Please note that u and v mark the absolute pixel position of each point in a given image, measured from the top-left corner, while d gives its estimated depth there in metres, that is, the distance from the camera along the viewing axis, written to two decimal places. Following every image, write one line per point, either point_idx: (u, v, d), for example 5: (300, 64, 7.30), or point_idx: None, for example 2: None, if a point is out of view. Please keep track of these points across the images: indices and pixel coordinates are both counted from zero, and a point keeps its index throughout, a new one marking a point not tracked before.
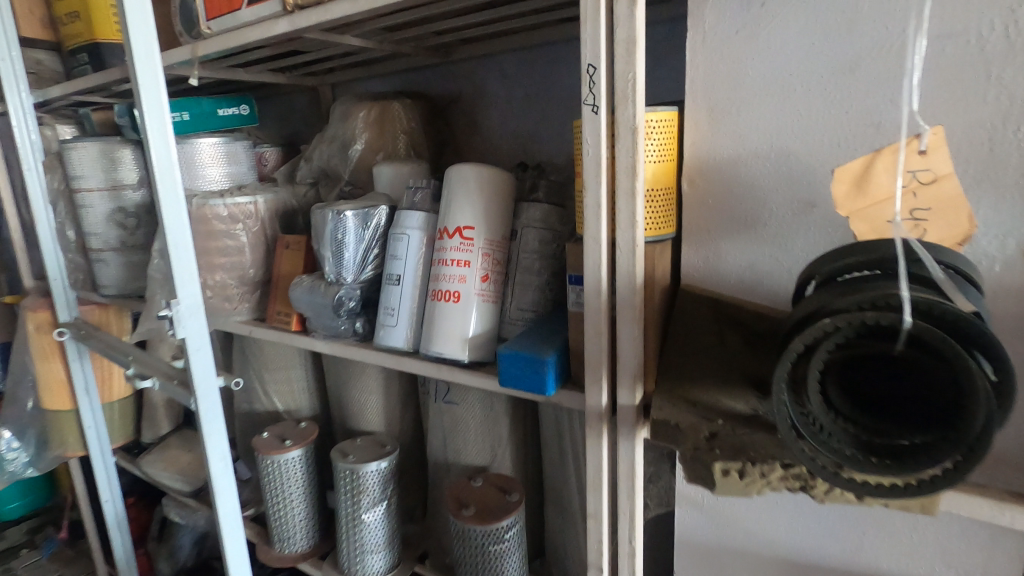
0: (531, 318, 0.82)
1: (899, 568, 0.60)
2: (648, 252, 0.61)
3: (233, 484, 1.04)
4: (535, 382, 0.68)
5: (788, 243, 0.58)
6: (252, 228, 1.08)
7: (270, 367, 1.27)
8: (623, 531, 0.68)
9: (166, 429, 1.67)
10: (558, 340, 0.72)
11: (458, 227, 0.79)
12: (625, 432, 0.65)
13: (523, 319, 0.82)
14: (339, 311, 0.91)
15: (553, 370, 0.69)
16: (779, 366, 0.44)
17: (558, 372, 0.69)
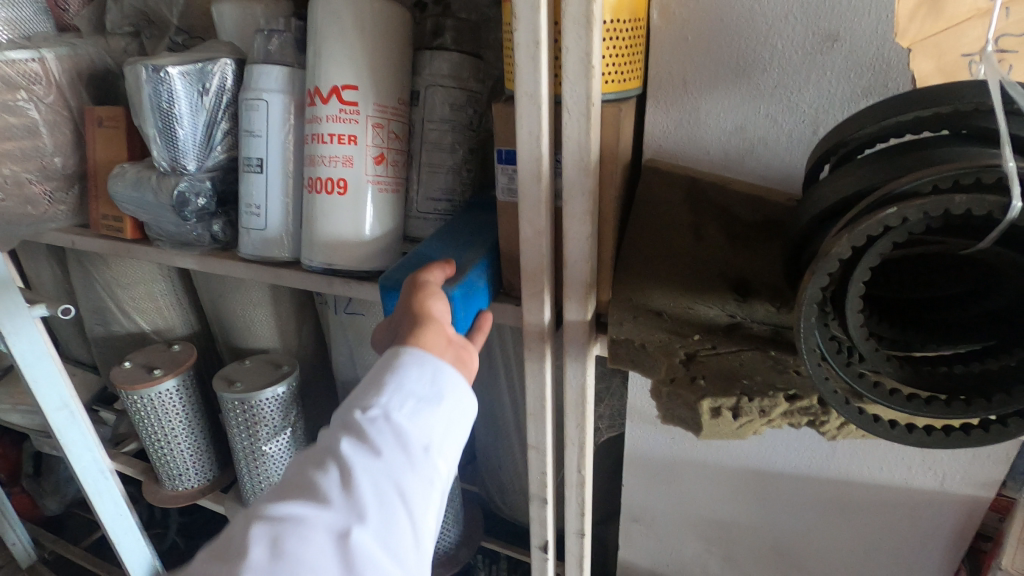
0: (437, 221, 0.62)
1: (873, 476, 0.54)
2: (605, 115, 0.44)
3: (84, 433, 0.85)
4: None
5: (791, 98, 0.43)
6: (43, 96, 0.77)
7: (122, 281, 1.02)
8: (570, 461, 0.57)
9: (10, 359, 1.40)
10: (471, 252, 0.53)
11: (334, 87, 0.56)
12: (571, 352, 0.51)
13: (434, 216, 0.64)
14: (184, 213, 0.67)
15: (468, 302, 0.48)
16: (812, 283, 0.30)
17: (473, 304, 0.50)
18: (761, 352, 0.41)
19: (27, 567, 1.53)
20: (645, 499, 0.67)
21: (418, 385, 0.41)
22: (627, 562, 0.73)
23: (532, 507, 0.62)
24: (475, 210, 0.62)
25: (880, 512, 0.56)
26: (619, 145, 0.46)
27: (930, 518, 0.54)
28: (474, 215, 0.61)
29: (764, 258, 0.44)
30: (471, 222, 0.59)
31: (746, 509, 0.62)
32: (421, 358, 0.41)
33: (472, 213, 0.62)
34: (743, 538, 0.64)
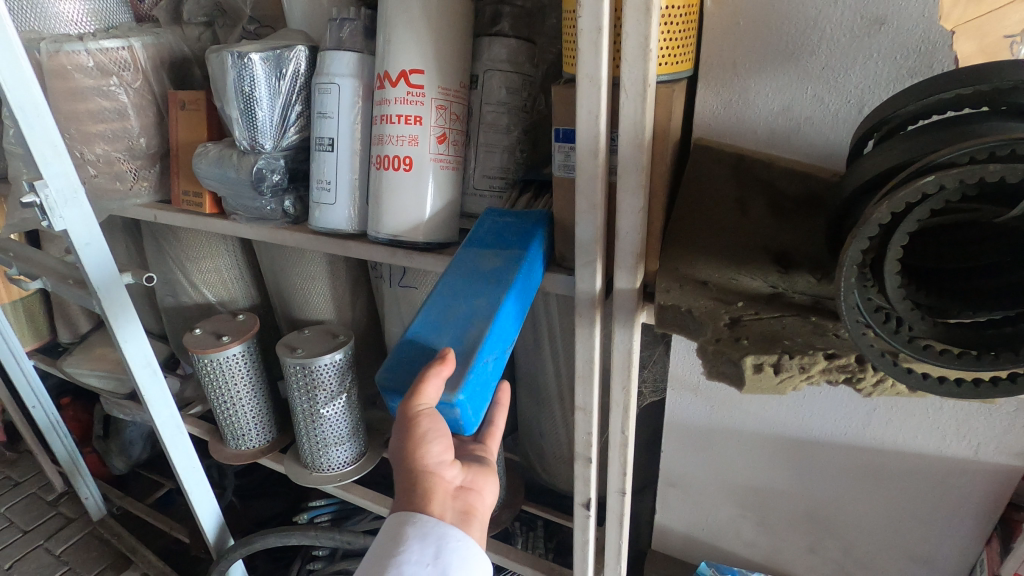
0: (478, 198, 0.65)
1: (908, 444, 0.56)
2: (659, 97, 0.47)
3: (165, 395, 0.93)
4: (449, 421, 0.47)
5: (837, 80, 0.45)
6: (131, 82, 0.84)
7: (192, 255, 1.10)
8: (614, 422, 0.62)
9: (86, 328, 1.51)
10: (476, 322, 0.48)
11: (402, 72, 0.61)
12: (619, 319, 0.55)
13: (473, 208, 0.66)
14: (261, 188, 0.73)
15: (478, 397, 0.47)
16: (853, 245, 0.33)
17: (484, 388, 0.48)
18: (802, 318, 0.44)
19: (98, 520, 1.66)
20: (683, 465, 0.71)
21: (421, 564, 0.48)
22: (664, 526, 0.77)
23: (576, 466, 0.66)
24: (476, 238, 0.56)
25: (915, 480, 0.58)
26: (671, 124, 0.49)
27: (963, 486, 0.56)
28: (473, 256, 0.54)
29: (807, 231, 0.47)
30: (470, 273, 0.52)
31: (782, 474, 0.65)
32: (424, 530, 0.49)
33: (471, 251, 0.54)
34: (778, 505, 0.67)
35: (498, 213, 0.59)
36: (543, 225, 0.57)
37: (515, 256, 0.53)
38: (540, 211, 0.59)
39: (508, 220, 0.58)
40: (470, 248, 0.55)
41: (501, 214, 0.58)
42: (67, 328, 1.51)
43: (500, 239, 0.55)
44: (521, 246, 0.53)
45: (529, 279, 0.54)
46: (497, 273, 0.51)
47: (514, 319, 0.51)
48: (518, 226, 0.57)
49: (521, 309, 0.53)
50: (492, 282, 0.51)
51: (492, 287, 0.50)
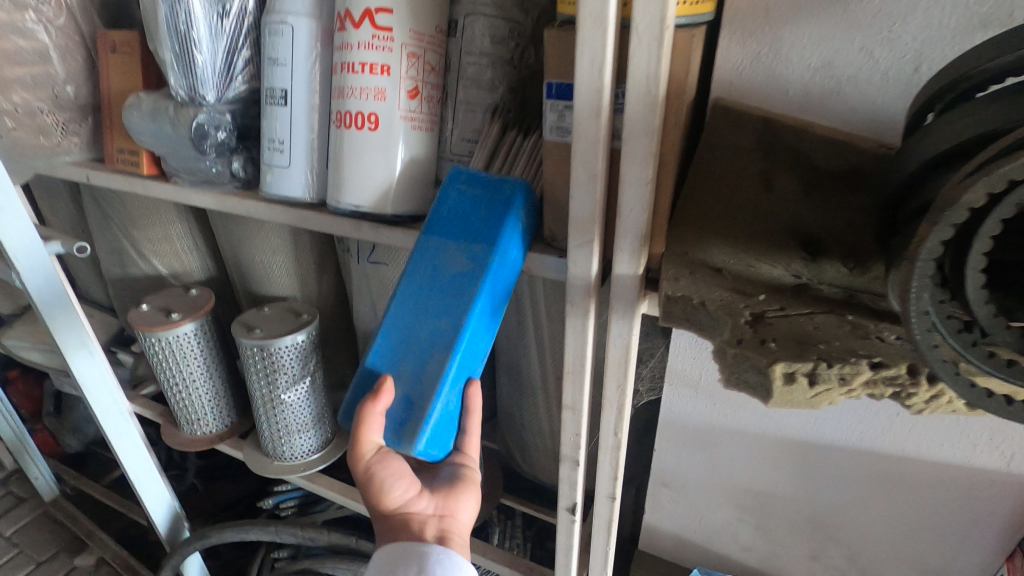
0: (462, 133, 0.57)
1: (930, 453, 0.51)
2: (677, 43, 0.39)
3: (100, 373, 0.83)
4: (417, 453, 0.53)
5: (893, 29, 0.38)
6: (53, 18, 0.72)
7: (139, 222, 0.99)
8: (606, 423, 0.55)
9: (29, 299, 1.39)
10: (435, 359, 0.48)
11: (367, 10, 0.51)
12: (617, 309, 0.48)
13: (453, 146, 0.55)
14: (204, 147, 0.63)
15: (440, 435, 0.50)
16: (933, 235, 0.26)
17: (446, 419, 0.50)
18: (837, 316, 0.37)
19: (50, 500, 1.58)
20: (678, 466, 0.65)
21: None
22: (652, 527, 0.72)
23: (561, 468, 0.60)
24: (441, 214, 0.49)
25: (934, 491, 0.53)
26: (690, 79, 0.41)
27: (988, 500, 0.51)
28: (436, 248, 0.48)
29: (846, 213, 0.40)
30: (431, 277, 0.48)
31: (786, 479, 0.59)
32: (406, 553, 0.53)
33: (433, 242, 0.48)
34: (778, 510, 0.62)
35: (465, 174, 0.49)
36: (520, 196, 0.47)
37: (478, 257, 0.47)
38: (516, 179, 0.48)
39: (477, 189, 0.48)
40: (430, 233, 0.49)
41: (469, 176, 0.49)
42: (7, 298, 1.38)
43: (465, 223, 0.48)
44: (485, 239, 0.46)
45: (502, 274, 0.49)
46: (458, 281, 0.47)
47: (483, 332, 0.50)
48: (488, 200, 0.48)
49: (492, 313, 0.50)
50: (453, 296, 0.47)
51: (453, 306, 0.47)
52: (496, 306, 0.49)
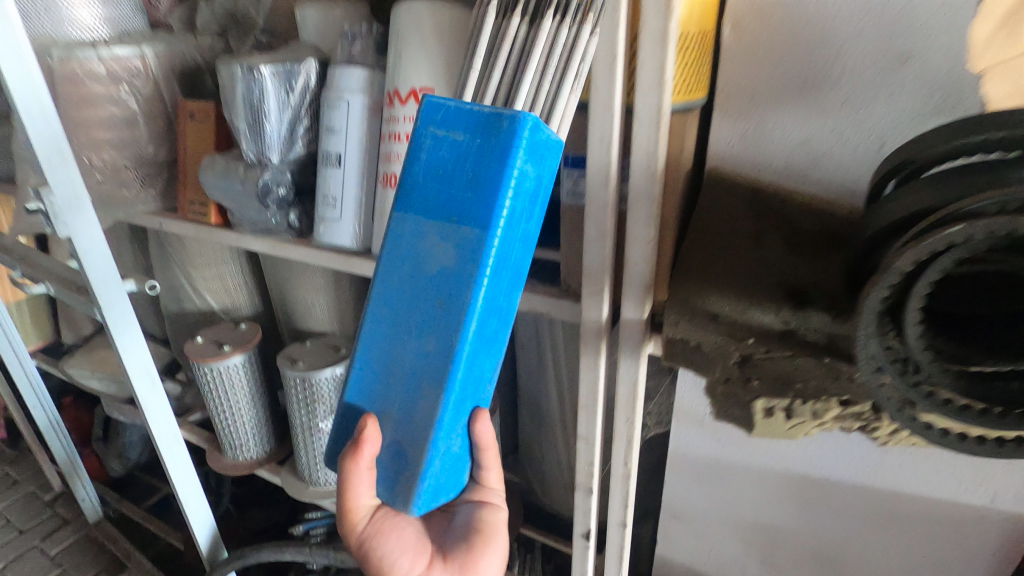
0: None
1: (921, 490, 0.55)
2: (673, 126, 0.46)
3: (162, 400, 0.92)
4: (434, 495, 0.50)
5: (860, 113, 0.44)
6: (141, 89, 0.84)
7: (197, 263, 1.09)
8: (617, 454, 0.60)
9: (89, 329, 1.51)
10: (424, 396, 0.44)
11: (411, 90, 0.60)
12: (629, 350, 0.54)
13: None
14: (267, 201, 0.73)
15: (450, 467, 0.48)
16: (872, 295, 0.32)
17: (452, 456, 0.47)
18: (817, 359, 0.42)
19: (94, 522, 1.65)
20: (687, 499, 0.69)
21: None
22: (665, 559, 0.75)
23: (577, 497, 0.65)
24: (416, 196, 0.42)
25: (930, 525, 0.56)
26: (684, 153, 0.48)
27: (982, 535, 0.54)
28: (418, 241, 0.43)
29: (825, 270, 0.45)
30: (419, 273, 0.43)
31: (789, 514, 0.63)
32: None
33: (412, 233, 0.43)
34: (783, 545, 0.65)
35: (441, 116, 0.42)
36: (526, 129, 0.39)
37: (471, 232, 0.41)
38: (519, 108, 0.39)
39: (464, 133, 0.41)
40: (408, 213, 0.43)
41: (449, 115, 0.41)
42: (70, 329, 1.50)
43: (453, 185, 0.42)
44: (471, 228, 0.41)
45: (510, 255, 0.43)
46: (449, 281, 0.42)
47: (488, 341, 0.45)
48: (481, 146, 0.41)
49: (499, 302, 0.44)
50: (442, 309, 0.43)
51: (442, 319, 0.43)
52: (497, 314, 0.45)
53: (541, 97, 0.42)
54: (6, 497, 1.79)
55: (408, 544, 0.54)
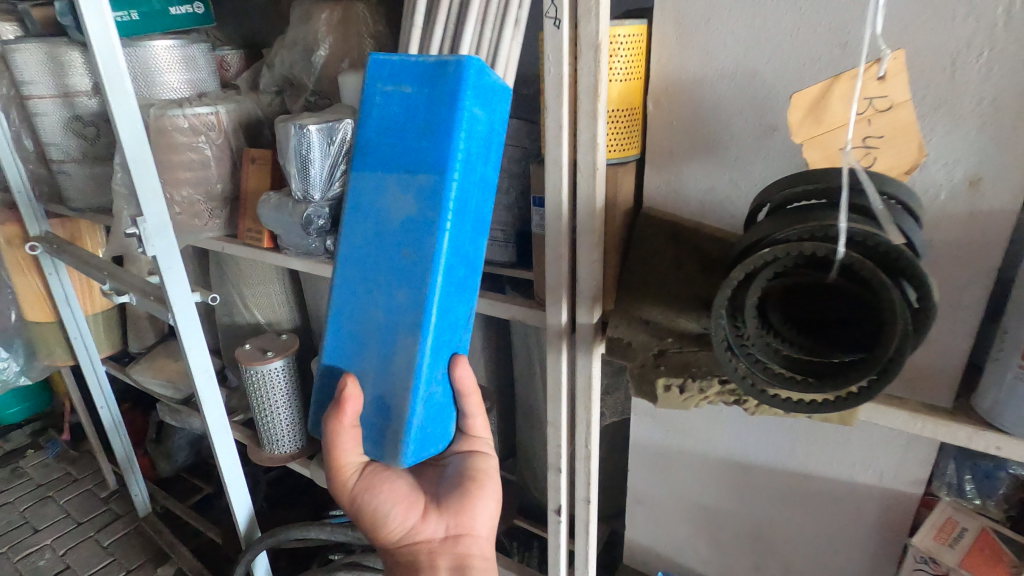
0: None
1: (826, 472, 0.66)
2: (610, 175, 0.61)
3: (215, 394, 1.09)
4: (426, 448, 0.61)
5: (749, 168, 0.58)
6: (216, 140, 1.04)
7: (248, 281, 1.28)
8: (579, 437, 0.73)
9: (152, 339, 1.73)
10: (402, 350, 0.54)
11: None
12: (583, 349, 0.68)
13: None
14: (309, 230, 0.91)
15: (433, 415, 0.58)
16: (720, 297, 0.45)
17: (435, 403, 0.58)
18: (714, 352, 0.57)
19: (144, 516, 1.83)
20: (647, 485, 0.81)
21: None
22: (632, 542, 0.87)
23: (549, 476, 0.78)
24: (372, 157, 0.53)
25: (835, 504, 0.67)
26: (620, 196, 0.63)
27: (876, 511, 0.64)
28: (381, 199, 0.54)
29: None
30: (384, 219, 0.54)
31: (727, 497, 0.75)
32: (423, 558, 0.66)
33: (372, 184, 0.54)
34: (725, 526, 0.77)
35: (387, 79, 0.52)
36: (468, 72, 0.50)
37: (430, 182, 0.51)
38: (458, 56, 0.50)
39: (413, 89, 0.52)
40: (367, 170, 0.54)
41: (396, 71, 0.52)
42: (136, 339, 1.72)
43: (410, 142, 0.52)
44: (425, 174, 0.51)
45: (467, 197, 0.54)
46: (411, 220, 0.53)
47: (457, 284, 0.56)
48: (430, 99, 0.51)
49: (463, 245, 0.55)
50: (410, 258, 0.53)
51: (409, 261, 0.53)
52: (460, 262, 0.55)
53: (484, 42, 0.54)
54: (68, 490, 2.00)
55: (399, 497, 0.65)
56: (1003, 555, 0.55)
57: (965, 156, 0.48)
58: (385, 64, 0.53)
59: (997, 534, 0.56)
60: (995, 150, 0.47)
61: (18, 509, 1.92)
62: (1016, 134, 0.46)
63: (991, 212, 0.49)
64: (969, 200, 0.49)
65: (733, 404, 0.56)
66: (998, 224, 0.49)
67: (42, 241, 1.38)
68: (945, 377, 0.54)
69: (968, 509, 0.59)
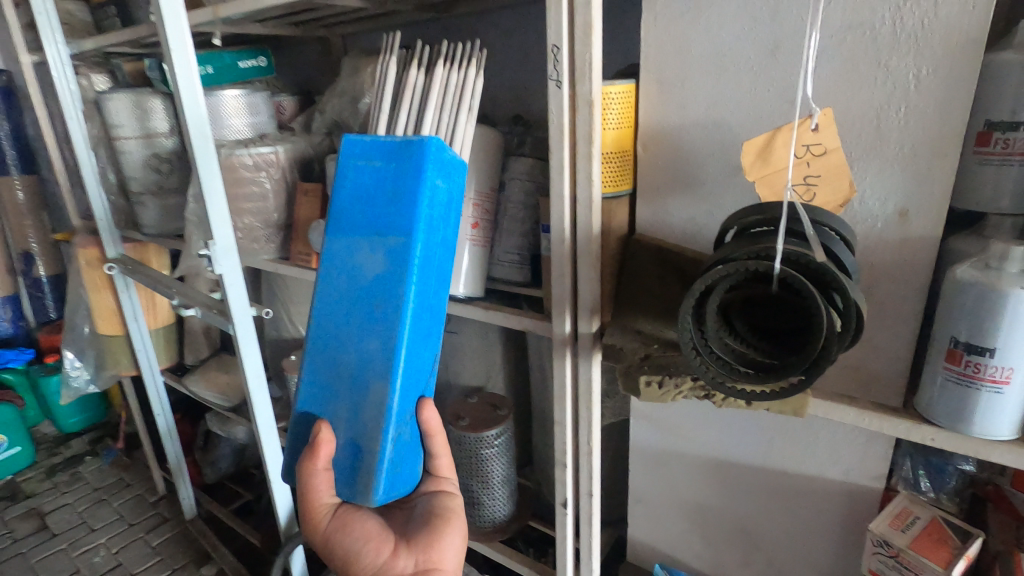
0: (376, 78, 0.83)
1: (798, 468, 0.74)
2: (605, 207, 0.73)
3: (265, 398, 1.22)
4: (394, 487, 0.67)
5: (721, 201, 0.69)
6: (274, 175, 1.20)
7: (295, 299, 1.43)
8: (582, 435, 0.83)
9: (205, 353, 1.90)
10: (372, 391, 0.62)
11: None
12: (584, 355, 0.79)
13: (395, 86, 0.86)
14: None
15: (403, 452, 0.66)
16: (685, 304, 0.54)
17: (402, 444, 0.65)
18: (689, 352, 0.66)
19: (190, 518, 1.95)
20: (645, 484, 0.90)
21: None
22: (634, 538, 0.95)
23: (557, 471, 0.87)
24: (345, 221, 0.62)
25: (809, 498, 0.75)
26: (614, 224, 0.74)
27: (842, 504, 0.72)
28: (353, 260, 0.62)
29: None
30: (355, 278, 0.62)
31: (715, 494, 0.83)
32: None
33: (346, 249, 0.62)
34: (715, 521, 0.85)
35: (357, 153, 0.62)
36: (429, 149, 0.59)
37: (398, 244, 0.60)
38: (421, 136, 0.60)
39: (382, 164, 0.61)
40: (340, 235, 0.63)
41: (367, 149, 0.62)
42: (191, 352, 1.89)
43: (379, 210, 0.61)
44: (392, 238, 0.60)
45: (429, 260, 0.63)
46: (379, 277, 0.61)
47: (421, 334, 0.64)
48: (397, 172, 0.61)
49: (427, 299, 0.64)
50: (379, 310, 0.61)
51: (378, 313, 0.61)
52: (422, 313, 0.63)
53: (443, 125, 0.79)
54: (121, 494, 2.10)
55: (369, 530, 0.70)
56: (949, 539, 0.62)
57: (894, 192, 0.58)
58: (358, 143, 0.62)
59: (946, 522, 0.64)
60: (917, 188, 0.57)
61: (76, 510, 2.03)
62: (932, 175, 0.56)
63: (918, 240, 0.59)
64: (900, 228, 0.59)
65: (705, 398, 0.64)
66: (924, 248, 0.58)
67: (118, 262, 1.56)
68: (892, 379, 0.63)
69: (922, 499, 0.67)
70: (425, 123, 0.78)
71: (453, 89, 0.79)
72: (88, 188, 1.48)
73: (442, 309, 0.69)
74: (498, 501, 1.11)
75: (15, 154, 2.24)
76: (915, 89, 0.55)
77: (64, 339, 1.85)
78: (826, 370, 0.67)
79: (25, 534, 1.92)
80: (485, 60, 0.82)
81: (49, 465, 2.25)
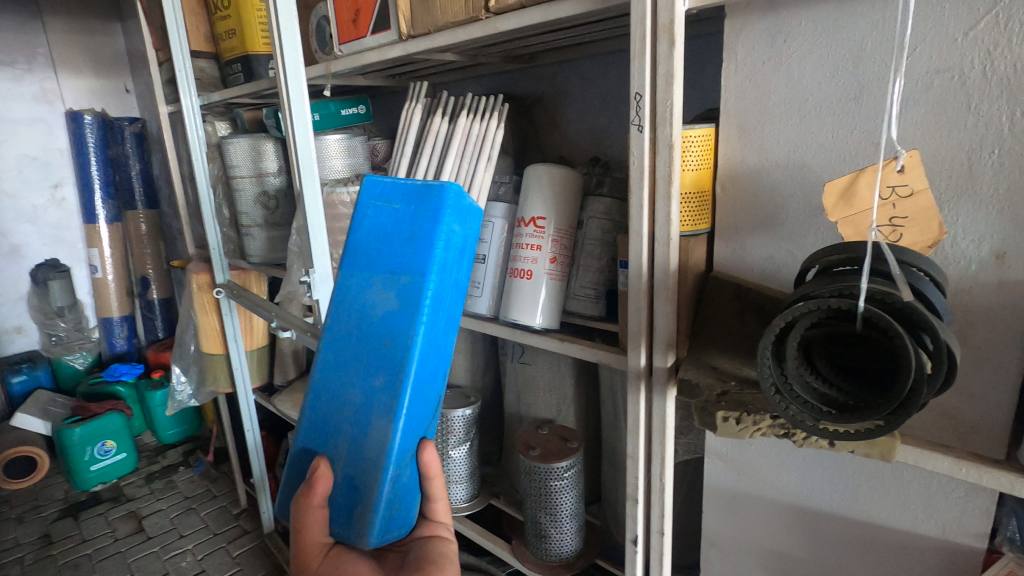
0: (403, 126, 1.10)
1: (887, 519, 0.71)
2: (683, 244, 0.75)
3: None
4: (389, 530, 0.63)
5: (802, 240, 0.70)
6: None
7: None
8: (656, 470, 0.83)
9: (293, 374, 2.04)
10: (376, 427, 0.60)
11: (532, 217, 0.97)
12: (658, 389, 0.79)
13: (419, 132, 1.11)
14: None
15: (403, 493, 0.63)
16: (764, 340, 0.54)
17: (402, 485, 0.62)
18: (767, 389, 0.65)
19: (268, 532, 2.05)
20: (720, 527, 0.88)
21: None
22: None
23: (628, 506, 0.87)
24: (361, 258, 0.64)
25: (900, 552, 0.71)
26: (691, 261, 0.76)
27: (939, 562, 0.68)
28: (365, 297, 0.63)
29: None
30: (366, 314, 0.63)
31: (796, 542, 0.80)
32: None
33: (359, 286, 0.63)
34: (797, 572, 0.81)
35: (377, 194, 0.64)
36: (448, 194, 0.61)
37: (409, 284, 0.60)
38: (441, 181, 0.61)
39: (400, 205, 0.63)
40: (355, 272, 0.64)
41: (387, 190, 0.63)
42: (280, 373, 2.03)
43: (395, 249, 0.62)
44: (405, 277, 0.61)
45: (442, 301, 0.63)
46: (390, 314, 0.61)
47: (428, 374, 0.63)
48: (415, 214, 0.62)
49: (436, 340, 0.63)
50: (387, 347, 0.61)
51: (386, 351, 0.61)
52: (431, 353, 0.63)
53: (462, 170, 1.01)
54: (208, 504, 2.24)
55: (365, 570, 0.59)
56: None
57: (989, 234, 0.57)
58: (378, 184, 0.64)
59: None
60: (1015, 229, 0.56)
61: (168, 516, 2.17)
62: None
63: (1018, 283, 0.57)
64: (997, 271, 0.57)
65: (784, 436, 0.63)
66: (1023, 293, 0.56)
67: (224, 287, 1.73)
68: (992, 428, 0.60)
69: None
70: (446, 167, 1.02)
71: (475, 140, 1.01)
72: (207, 221, 1.66)
73: (452, 350, 0.68)
74: (566, 535, 1.11)
75: (141, 192, 2.55)
76: (1009, 131, 0.54)
77: (174, 355, 2.04)
78: (917, 417, 0.65)
79: (124, 534, 2.07)
80: (503, 111, 1.02)
81: (147, 472, 2.44)
